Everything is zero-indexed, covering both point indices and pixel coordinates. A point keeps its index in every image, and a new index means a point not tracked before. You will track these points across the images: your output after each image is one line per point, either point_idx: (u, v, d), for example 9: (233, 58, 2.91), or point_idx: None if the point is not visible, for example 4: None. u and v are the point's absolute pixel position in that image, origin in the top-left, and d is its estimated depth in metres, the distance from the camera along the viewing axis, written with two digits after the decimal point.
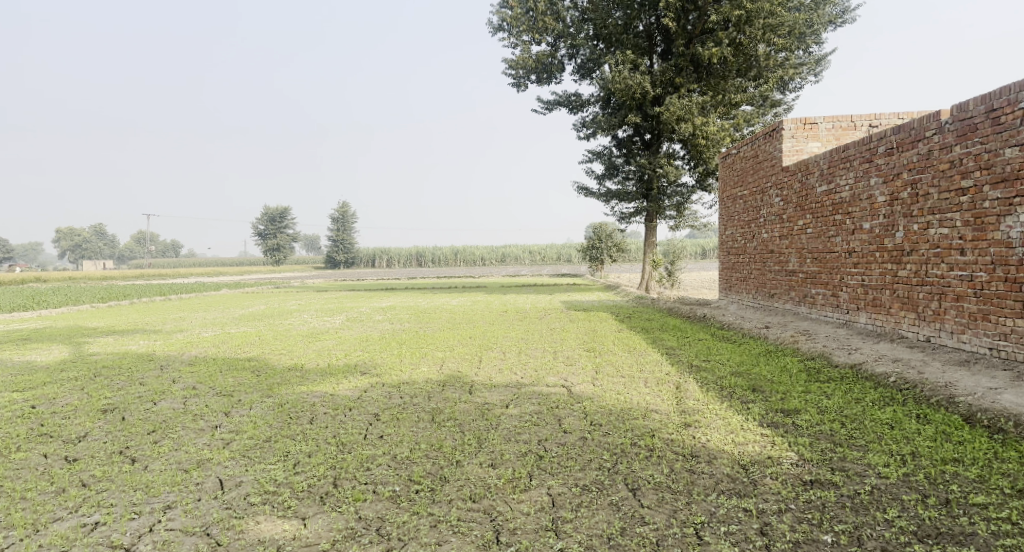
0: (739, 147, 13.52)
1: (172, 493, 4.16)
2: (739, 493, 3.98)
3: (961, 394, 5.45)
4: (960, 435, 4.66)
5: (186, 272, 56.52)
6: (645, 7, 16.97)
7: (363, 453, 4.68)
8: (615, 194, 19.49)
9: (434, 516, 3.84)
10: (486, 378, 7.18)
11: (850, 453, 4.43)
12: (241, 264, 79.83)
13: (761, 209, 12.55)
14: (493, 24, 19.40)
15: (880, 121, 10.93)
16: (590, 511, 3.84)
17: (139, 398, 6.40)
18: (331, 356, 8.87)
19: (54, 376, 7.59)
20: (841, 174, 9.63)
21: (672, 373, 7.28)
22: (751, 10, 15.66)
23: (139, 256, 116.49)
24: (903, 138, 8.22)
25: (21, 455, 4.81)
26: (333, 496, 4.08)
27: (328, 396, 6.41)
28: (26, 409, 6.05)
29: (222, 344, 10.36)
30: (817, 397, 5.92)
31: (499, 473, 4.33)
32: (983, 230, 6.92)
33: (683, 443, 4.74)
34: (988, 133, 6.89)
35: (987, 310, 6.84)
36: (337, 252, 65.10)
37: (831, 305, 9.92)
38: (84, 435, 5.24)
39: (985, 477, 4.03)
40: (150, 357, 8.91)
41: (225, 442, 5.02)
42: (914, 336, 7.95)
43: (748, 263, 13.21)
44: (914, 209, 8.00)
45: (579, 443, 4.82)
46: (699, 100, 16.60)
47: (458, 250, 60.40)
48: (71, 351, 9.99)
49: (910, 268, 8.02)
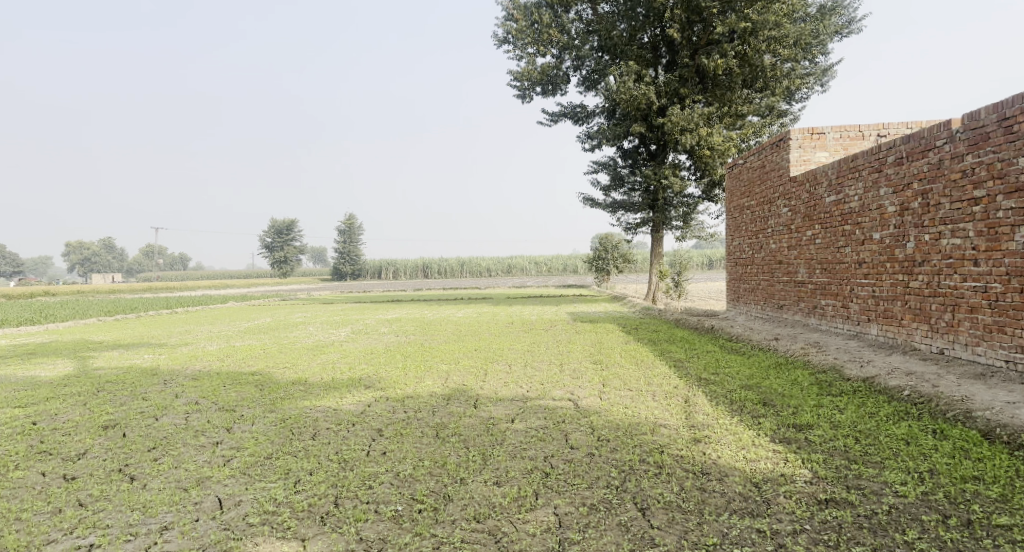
0: (746, 158, 13.43)
1: (170, 514, 4.08)
2: (752, 513, 3.85)
3: (979, 410, 5.30)
4: (979, 452, 4.53)
5: (192, 284, 56.87)
6: (650, 18, 16.93)
7: (364, 470, 4.58)
8: (620, 204, 19.45)
9: (436, 538, 3.74)
10: (491, 391, 7.09)
11: (866, 470, 4.30)
12: (249, 276, 80.53)
13: (769, 219, 12.42)
14: (499, 36, 19.47)
15: (888, 130, 10.91)
16: (598, 533, 3.73)
17: (141, 414, 6.33)
18: (335, 370, 8.79)
19: (57, 391, 7.54)
20: (850, 185, 9.53)
21: (681, 386, 7.16)
22: (757, 21, 15.62)
23: (148, 268, 117.37)
24: (913, 147, 8.10)
25: (19, 474, 4.74)
26: (333, 516, 3.98)
27: (332, 411, 6.32)
28: (27, 426, 5.98)
29: (227, 358, 10.33)
30: (830, 412, 5.78)
31: (503, 491, 4.22)
32: (997, 240, 6.79)
33: (693, 460, 4.61)
34: (1000, 142, 6.79)
35: (1002, 322, 6.70)
36: (344, 263, 65.30)
37: (841, 316, 9.77)
38: (83, 453, 5.17)
39: (1008, 496, 3.89)
40: (154, 372, 8.85)
41: (226, 459, 4.93)
42: (927, 348, 7.81)
43: (756, 274, 13.07)
44: (925, 220, 7.87)
45: (587, 460, 4.70)
46: (703, 111, 16.54)
47: (464, 261, 60.42)
48: (75, 366, 9.93)
49: (922, 279, 7.89)
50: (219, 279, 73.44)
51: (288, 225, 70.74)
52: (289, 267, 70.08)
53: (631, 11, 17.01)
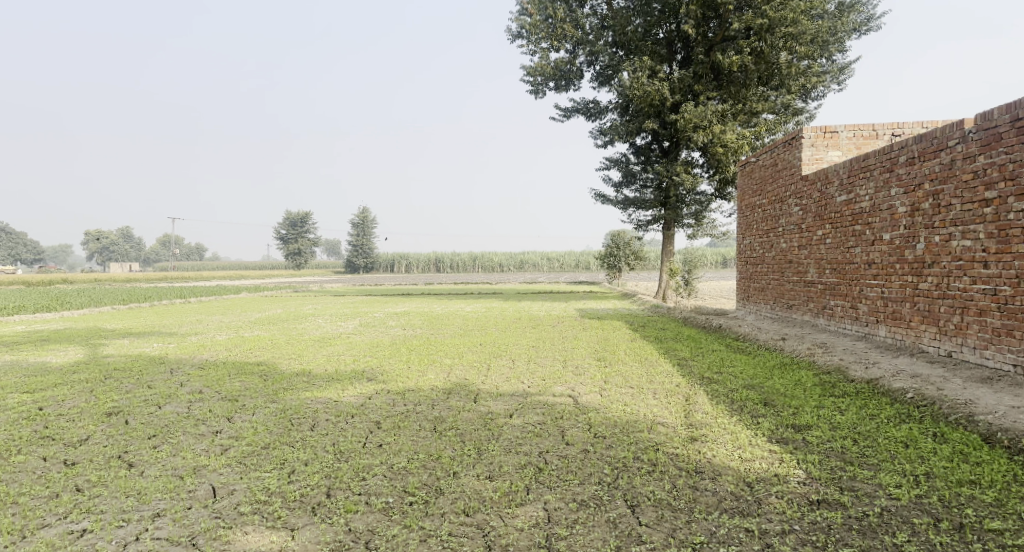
0: (758, 155, 13.32)
1: (162, 501, 4.13)
2: (743, 512, 3.83)
3: (981, 414, 5.23)
4: (978, 456, 4.48)
5: (205, 275, 57.39)
6: (665, 14, 16.79)
7: (359, 462, 4.60)
8: (632, 202, 19.38)
9: (424, 530, 3.76)
10: (492, 386, 7.11)
11: (861, 472, 4.26)
12: (264, 268, 81.42)
13: (780, 218, 12.30)
14: (512, 31, 19.39)
15: (902, 130, 10.76)
16: (586, 529, 3.73)
17: (145, 402, 6.40)
18: (340, 362, 8.83)
19: (65, 378, 7.64)
20: (861, 184, 9.42)
21: (682, 385, 7.12)
22: (774, 18, 15.44)
23: (164, 258, 118.87)
24: (925, 147, 8.00)
25: (20, 459, 4.82)
26: (324, 507, 4.01)
27: (332, 403, 6.35)
28: (31, 411, 6.06)
29: (235, 347, 10.44)
30: (831, 413, 5.74)
31: (495, 486, 4.22)
32: (1008, 242, 6.67)
33: (688, 459, 4.59)
34: (1013, 143, 6.67)
35: (1010, 326, 6.60)
36: (357, 257, 65.61)
37: (850, 317, 9.67)
38: (85, 439, 5.25)
39: (1003, 501, 3.84)
40: (161, 360, 8.96)
41: (223, 448, 4.97)
42: (935, 351, 7.71)
43: (766, 272, 12.96)
44: (935, 221, 7.77)
45: (580, 457, 4.70)
46: (717, 109, 16.40)
47: (476, 256, 60.51)
48: (86, 353, 10.05)
49: (931, 280, 7.78)
50: (233, 270, 74.17)
51: (303, 217, 71.37)
52: (302, 259, 70.74)
53: (646, 7, 16.83)
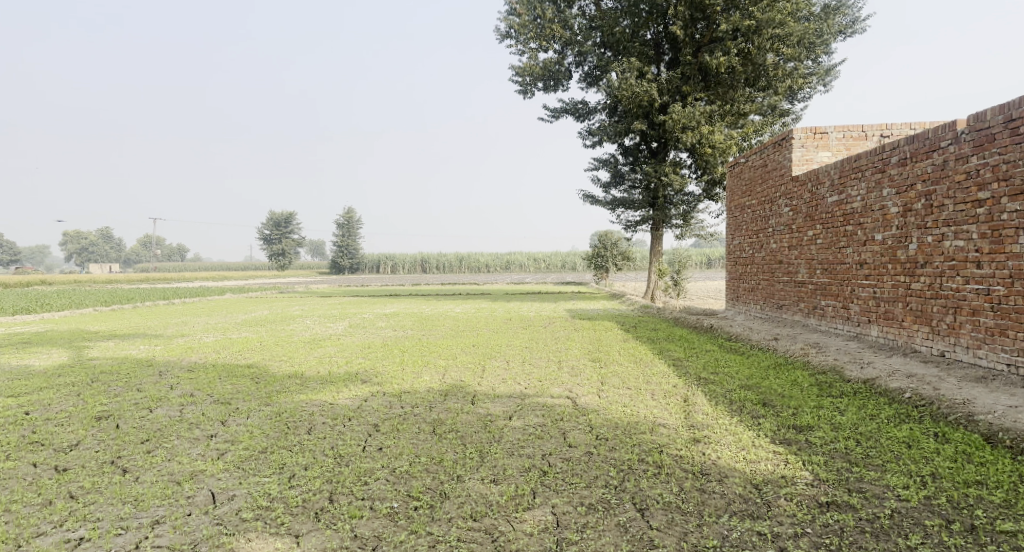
0: (747, 156, 13.36)
1: (161, 508, 4.02)
2: (752, 515, 3.81)
3: (980, 413, 5.26)
4: (982, 456, 4.49)
5: (187, 277, 56.50)
6: (653, 15, 16.81)
7: (360, 466, 4.52)
8: (620, 202, 19.38)
9: (432, 536, 3.69)
10: (488, 388, 7.04)
11: (868, 473, 4.25)
12: (247, 268, 80.72)
13: (770, 218, 12.35)
14: (500, 31, 19.31)
15: (891, 131, 10.84)
16: (597, 533, 3.68)
17: (135, 405, 6.26)
18: (332, 364, 8.72)
19: (52, 381, 7.46)
20: (852, 185, 9.47)
21: (680, 385, 7.11)
22: (762, 19, 15.53)
23: (145, 258, 117.26)
24: (917, 148, 8.05)
25: (9, 465, 4.68)
26: (328, 512, 3.93)
27: (327, 405, 6.25)
28: (19, 416, 5.91)
29: (224, 350, 10.26)
30: (831, 413, 5.75)
31: (501, 489, 4.17)
32: (1001, 242, 6.73)
33: (693, 461, 4.56)
34: (1007, 143, 6.72)
35: (1004, 325, 6.66)
36: (342, 257, 64.93)
37: (841, 318, 9.71)
38: (75, 444, 5.11)
39: (1011, 502, 3.84)
40: (148, 363, 8.77)
41: (219, 453, 4.87)
42: (928, 350, 7.77)
43: (756, 272, 13.01)
44: (928, 221, 7.82)
45: (585, 459, 4.64)
46: (705, 109, 16.45)
47: (463, 257, 60.43)
48: (71, 356, 9.82)
49: (924, 280, 7.83)
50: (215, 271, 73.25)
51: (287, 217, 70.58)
52: (286, 260, 69.97)
53: (634, 7, 16.82)
